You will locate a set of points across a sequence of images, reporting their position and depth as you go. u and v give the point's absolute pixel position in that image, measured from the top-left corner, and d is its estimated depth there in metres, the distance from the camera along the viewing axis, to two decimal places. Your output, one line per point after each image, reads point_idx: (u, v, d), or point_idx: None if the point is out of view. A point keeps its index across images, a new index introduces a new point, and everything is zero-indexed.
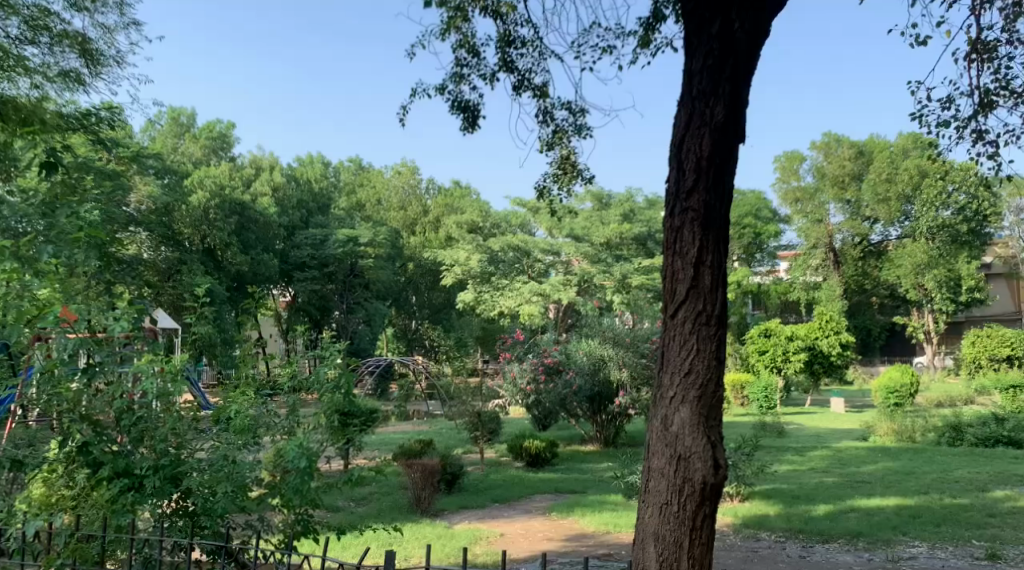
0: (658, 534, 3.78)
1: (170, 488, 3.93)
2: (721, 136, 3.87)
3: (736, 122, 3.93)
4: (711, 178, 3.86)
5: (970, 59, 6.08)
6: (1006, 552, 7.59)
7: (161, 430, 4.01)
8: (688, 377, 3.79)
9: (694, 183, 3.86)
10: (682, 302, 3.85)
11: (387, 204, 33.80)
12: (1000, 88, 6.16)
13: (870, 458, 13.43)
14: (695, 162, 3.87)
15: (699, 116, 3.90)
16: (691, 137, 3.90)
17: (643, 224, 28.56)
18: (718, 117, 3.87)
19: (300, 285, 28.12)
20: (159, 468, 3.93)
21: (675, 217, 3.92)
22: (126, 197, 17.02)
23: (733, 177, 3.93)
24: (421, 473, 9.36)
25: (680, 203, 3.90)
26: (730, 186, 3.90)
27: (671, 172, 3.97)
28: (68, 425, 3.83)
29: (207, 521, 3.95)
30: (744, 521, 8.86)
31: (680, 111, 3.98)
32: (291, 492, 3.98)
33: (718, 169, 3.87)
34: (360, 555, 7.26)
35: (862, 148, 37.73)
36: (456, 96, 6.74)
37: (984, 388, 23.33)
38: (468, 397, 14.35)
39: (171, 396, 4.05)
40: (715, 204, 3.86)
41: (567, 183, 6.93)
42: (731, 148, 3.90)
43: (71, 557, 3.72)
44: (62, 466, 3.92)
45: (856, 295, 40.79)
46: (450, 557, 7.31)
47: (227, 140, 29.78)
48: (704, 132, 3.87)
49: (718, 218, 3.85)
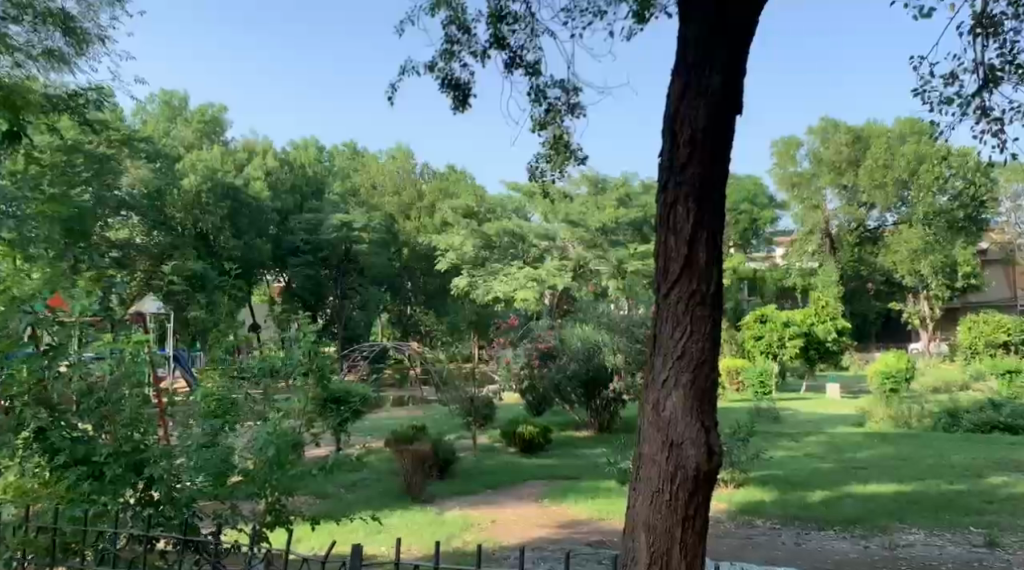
0: (649, 524, 3.71)
1: (131, 477, 3.89)
2: (717, 107, 3.76)
3: (734, 93, 3.82)
4: (706, 152, 3.76)
5: (976, 34, 5.96)
6: (1003, 538, 7.54)
7: (124, 415, 3.90)
8: (681, 360, 3.71)
9: (687, 158, 3.76)
10: (675, 283, 3.74)
11: (382, 188, 33.29)
12: (1005, 63, 6.04)
13: (867, 444, 13.40)
14: (689, 135, 3.77)
15: (694, 85, 3.79)
16: (686, 107, 3.79)
17: (639, 209, 28.55)
18: (715, 87, 3.77)
19: (294, 270, 28.06)
20: (121, 455, 3.87)
21: (669, 192, 3.82)
22: (116, 179, 16.86)
23: (727, 153, 3.82)
24: (412, 460, 9.29)
25: (674, 177, 3.79)
26: (723, 163, 3.80)
27: (664, 146, 3.86)
28: (22, 411, 3.75)
29: (172, 510, 3.92)
30: (740, 508, 8.79)
31: (674, 82, 3.86)
32: (262, 481, 3.93)
33: (713, 143, 3.76)
34: (323, 548, 7.04)
35: (860, 132, 37.63)
36: (446, 74, 6.57)
37: (980, 374, 23.34)
38: (462, 383, 14.22)
39: (131, 377, 3.99)
40: (712, 177, 3.76)
41: (560, 165, 6.82)
42: (729, 119, 3.80)
43: (18, 551, 3.70)
44: (17, 454, 3.84)
45: (853, 281, 40.61)
46: (424, 547, 7.13)
47: (219, 124, 29.60)
48: (700, 103, 3.76)
49: (716, 193, 3.75)
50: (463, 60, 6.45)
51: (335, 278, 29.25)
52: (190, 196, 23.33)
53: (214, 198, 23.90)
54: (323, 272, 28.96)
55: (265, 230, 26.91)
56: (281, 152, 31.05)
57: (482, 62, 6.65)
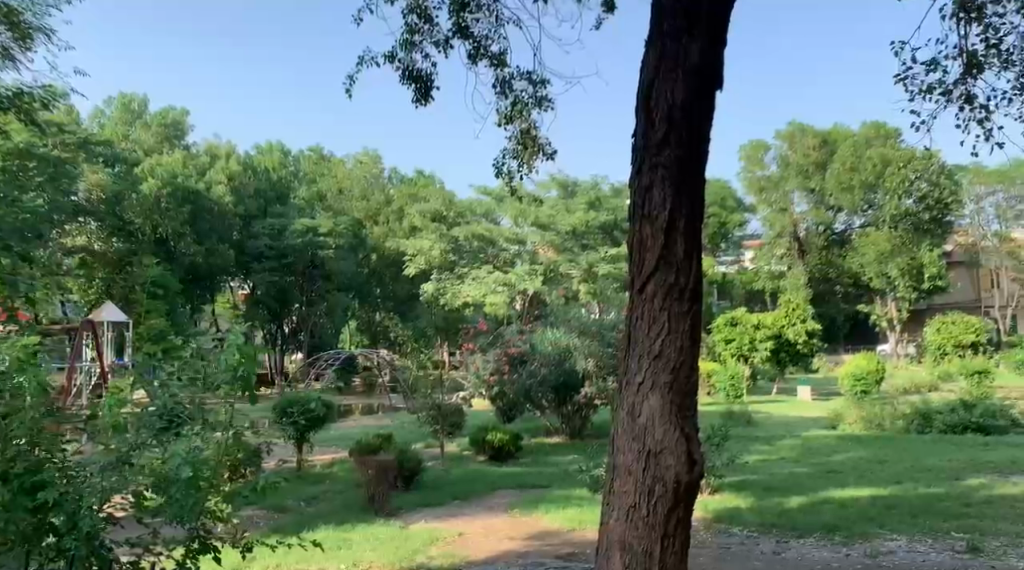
0: (624, 541, 3.53)
1: (24, 501, 3.67)
2: (695, 81, 3.61)
3: (712, 66, 3.65)
4: (684, 130, 3.60)
5: (960, 18, 5.88)
6: (987, 544, 7.42)
7: (18, 430, 3.72)
8: (658, 361, 3.55)
9: (665, 136, 3.60)
10: (651, 275, 3.59)
11: (350, 194, 32.55)
12: (988, 50, 5.99)
13: (842, 446, 13.34)
14: (666, 111, 3.60)
15: (671, 56, 3.63)
16: (661, 81, 3.63)
17: (608, 213, 28.51)
18: (693, 58, 3.61)
19: (258, 276, 27.18)
20: (14, 477, 3.68)
21: (644, 174, 3.66)
22: (74, 182, 16.39)
23: (706, 135, 3.67)
24: (376, 470, 9.02)
25: (649, 158, 3.63)
26: (702, 142, 3.65)
27: (638, 123, 3.70)
28: None
29: (75, 541, 3.74)
30: (715, 515, 8.65)
31: (649, 53, 3.70)
32: (177, 508, 3.91)
33: (692, 120, 3.60)
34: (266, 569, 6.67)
35: (826, 137, 38.22)
36: (407, 65, 6.35)
37: (948, 374, 23.58)
38: (428, 390, 13.79)
39: (18, 384, 3.76)
40: (689, 160, 3.61)
41: (529, 160, 6.64)
42: (707, 92, 3.64)
43: None
44: None
45: (821, 284, 40.59)
46: (386, 563, 6.88)
47: (181, 128, 29.11)
48: (677, 76, 3.60)
49: (691, 175, 3.60)
50: (425, 50, 6.24)
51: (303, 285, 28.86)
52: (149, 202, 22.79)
53: (174, 202, 23.29)
54: (290, 279, 28.39)
55: (228, 235, 26.37)
56: (245, 156, 30.45)
57: (445, 53, 6.45)
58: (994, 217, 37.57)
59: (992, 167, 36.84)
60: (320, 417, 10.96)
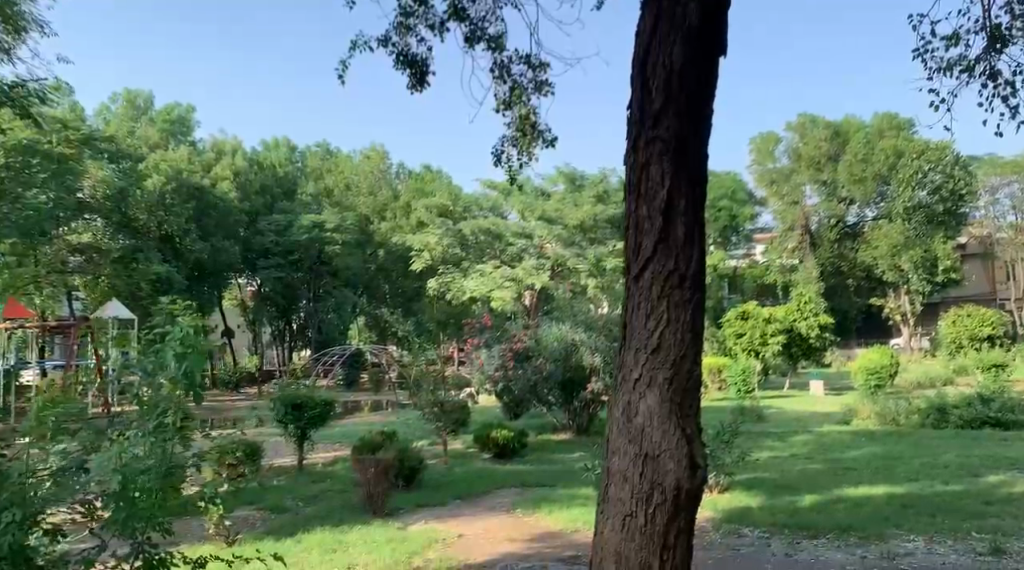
0: (620, 552, 3.35)
1: None
2: (694, 44, 3.44)
3: (713, 29, 3.47)
4: (683, 100, 3.42)
5: None
6: (1009, 545, 7.21)
7: None
8: (657, 353, 3.38)
9: (662, 107, 3.43)
10: (649, 260, 3.42)
11: (355, 189, 31.99)
12: (1014, 21, 5.79)
13: (855, 442, 13.13)
14: (665, 78, 3.44)
15: (669, 18, 3.45)
16: (659, 46, 3.47)
17: (617, 206, 28.40)
18: (691, 20, 3.43)
19: (264, 272, 27.61)
20: None
21: (641, 150, 3.48)
22: (77, 181, 16.23)
23: (705, 106, 3.49)
24: (376, 470, 8.82)
25: (646, 131, 3.46)
26: (700, 113, 3.47)
27: (633, 95, 3.53)
28: None
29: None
30: (724, 515, 8.46)
31: (645, 16, 3.52)
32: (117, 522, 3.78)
33: (690, 87, 3.43)
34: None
35: (838, 128, 37.98)
36: (402, 50, 6.20)
37: (964, 368, 23.30)
38: (432, 388, 13.57)
39: None
40: (687, 134, 3.43)
41: (527, 147, 6.47)
42: (708, 58, 3.47)
43: None
44: None
45: (833, 278, 40.14)
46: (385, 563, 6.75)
47: (186, 124, 29.14)
48: (675, 38, 3.43)
49: (691, 149, 3.42)
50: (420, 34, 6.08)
51: (307, 283, 29.27)
52: (152, 198, 22.45)
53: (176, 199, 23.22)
54: (296, 276, 28.75)
55: (235, 232, 26.52)
56: (251, 152, 30.28)
57: (440, 36, 6.29)
58: (1010, 208, 37.16)
59: (1007, 158, 36.43)
60: (321, 415, 10.85)
